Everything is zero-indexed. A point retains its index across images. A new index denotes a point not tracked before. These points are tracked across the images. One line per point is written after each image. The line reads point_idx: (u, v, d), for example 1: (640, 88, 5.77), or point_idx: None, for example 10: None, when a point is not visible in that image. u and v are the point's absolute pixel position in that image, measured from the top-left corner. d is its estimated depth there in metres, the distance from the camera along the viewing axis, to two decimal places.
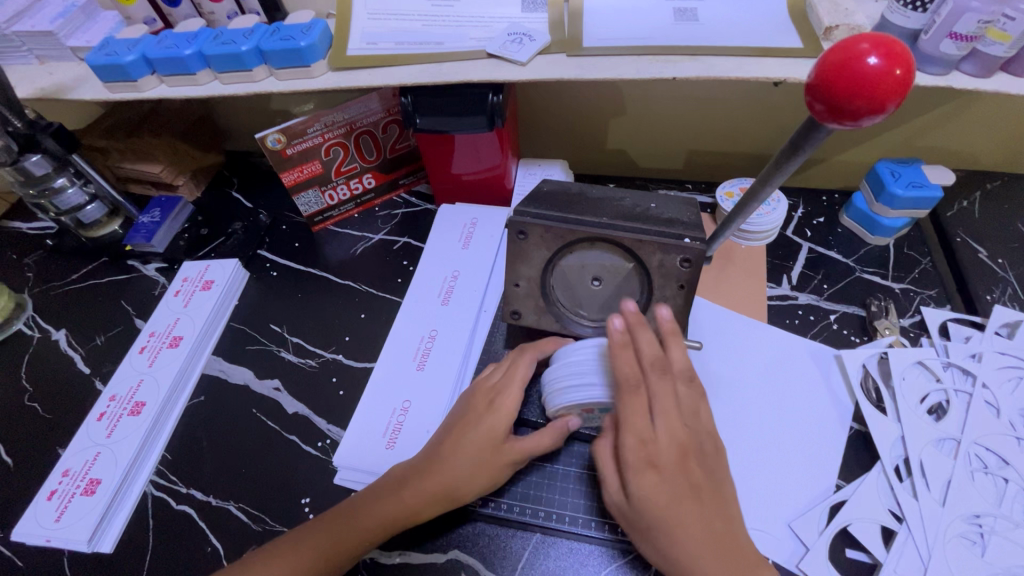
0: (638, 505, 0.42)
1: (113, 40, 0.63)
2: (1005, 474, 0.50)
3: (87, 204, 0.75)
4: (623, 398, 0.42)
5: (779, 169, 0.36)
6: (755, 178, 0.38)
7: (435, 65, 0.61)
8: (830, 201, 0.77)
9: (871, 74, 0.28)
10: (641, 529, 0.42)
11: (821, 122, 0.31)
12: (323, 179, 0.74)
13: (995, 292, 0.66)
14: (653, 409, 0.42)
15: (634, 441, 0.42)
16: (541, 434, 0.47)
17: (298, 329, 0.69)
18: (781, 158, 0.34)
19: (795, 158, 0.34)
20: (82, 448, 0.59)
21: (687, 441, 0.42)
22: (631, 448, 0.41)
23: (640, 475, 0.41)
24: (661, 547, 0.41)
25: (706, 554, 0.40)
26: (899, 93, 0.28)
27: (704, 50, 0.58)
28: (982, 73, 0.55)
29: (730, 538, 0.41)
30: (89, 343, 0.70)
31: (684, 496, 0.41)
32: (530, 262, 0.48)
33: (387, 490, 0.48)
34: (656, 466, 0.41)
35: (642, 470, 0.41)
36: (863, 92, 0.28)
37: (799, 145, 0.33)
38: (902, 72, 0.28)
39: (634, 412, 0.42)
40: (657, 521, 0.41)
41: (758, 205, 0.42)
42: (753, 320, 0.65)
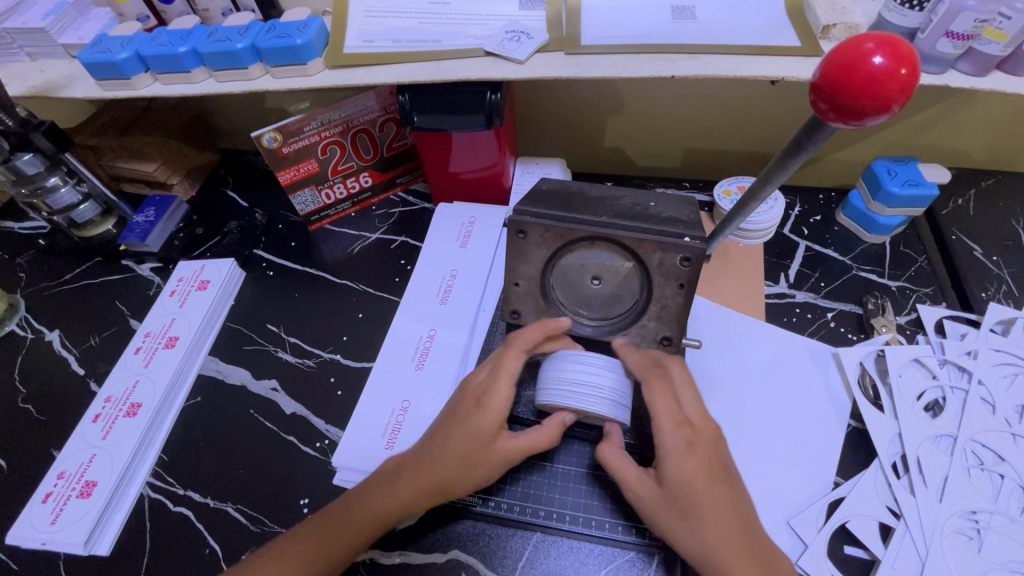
0: (672, 488, 0.44)
1: (106, 37, 0.63)
2: (1001, 470, 0.51)
3: (80, 203, 0.74)
4: (654, 382, 0.46)
5: (780, 168, 0.36)
6: (757, 177, 0.38)
7: (433, 63, 0.61)
8: (827, 199, 0.77)
9: (878, 73, 0.27)
10: (674, 513, 0.44)
11: (822, 122, 0.30)
12: (319, 178, 0.74)
13: (990, 289, 0.66)
14: (682, 397, 0.46)
15: (671, 425, 0.45)
16: (534, 432, 0.47)
17: (295, 329, 0.69)
18: (783, 156, 0.34)
19: (797, 157, 0.34)
20: (78, 449, 0.58)
21: (711, 433, 0.46)
22: (670, 431, 0.45)
23: (680, 459, 0.44)
24: (694, 530, 0.43)
25: (735, 534, 0.43)
26: (903, 94, 0.28)
27: (703, 48, 0.58)
28: (978, 71, 0.55)
29: (749, 525, 0.44)
30: (83, 344, 0.69)
31: (714, 478, 0.44)
32: (530, 261, 0.48)
33: (382, 482, 0.48)
34: (693, 448, 0.44)
35: (680, 453, 0.44)
36: (867, 89, 0.28)
37: (802, 144, 0.33)
38: (905, 73, 0.28)
39: (662, 398, 0.46)
40: (693, 500, 0.43)
41: (759, 205, 0.41)
42: (750, 318, 0.65)
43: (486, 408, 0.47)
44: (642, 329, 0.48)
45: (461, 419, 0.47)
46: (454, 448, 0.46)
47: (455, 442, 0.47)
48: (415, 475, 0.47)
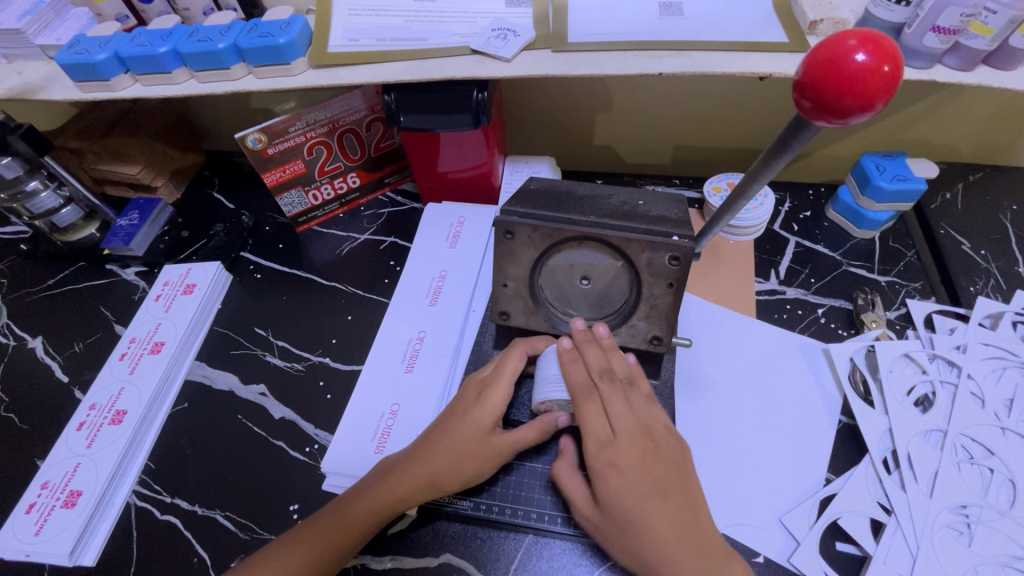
0: (607, 509, 0.42)
1: (84, 37, 0.61)
2: (991, 464, 0.51)
3: (63, 207, 0.73)
4: (585, 403, 0.44)
5: (767, 166, 0.35)
6: (744, 175, 0.37)
7: (418, 62, 0.60)
8: (816, 195, 0.77)
9: (859, 70, 0.27)
10: (614, 535, 0.42)
11: (806, 121, 0.30)
12: (306, 179, 0.73)
13: (979, 283, 0.67)
14: (610, 413, 0.44)
15: (595, 444, 0.43)
16: (524, 428, 0.47)
17: (283, 332, 0.68)
18: (770, 154, 0.34)
19: (783, 156, 0.33)
20: (62, 458, 0.57)
21: (647, 445, 0.43)
22: (593, 451, 0.43)
23: (607, 481, 0.42)
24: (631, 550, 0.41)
25: (674, 550, 0.40)
26: (886, 90, 0.27)
27: (690, 45, 0.58)
28: (964, 66, 0.55)
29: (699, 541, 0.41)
30: (67, 351, 0.68)
31: (650, 495, 0.41)
32: (518, 262, 0.47)
33: (372, 483, 0.47)
34: (620, 467, 0.42)
35: (608, 472, 0.42)
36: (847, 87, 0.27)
37: (788, 142, 0.33)
38: (889, 70, 0.27)
39: (592, 417, 0.44)
40: (625, 523, 0.41)
41: (746, 203, 0.41)
42: (741, 315, 0.65)
43: (475, 411, 0.47)
44: (632, 329, 0.48)
45: (454, 420, 0.47)
46: (444, 452, 0.46)
47: (445, 446, 0.46)
48: (405, 478, 0.46)
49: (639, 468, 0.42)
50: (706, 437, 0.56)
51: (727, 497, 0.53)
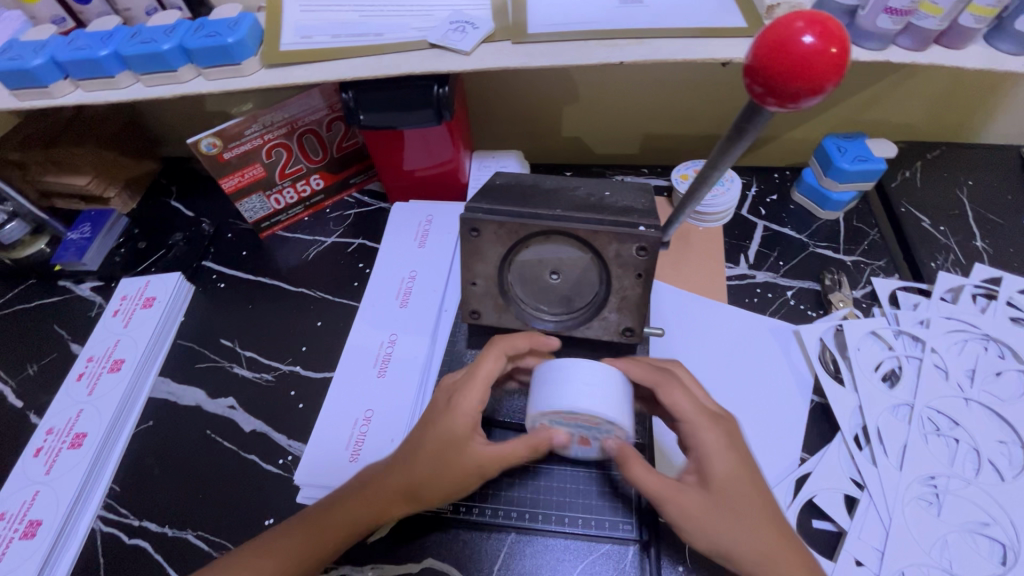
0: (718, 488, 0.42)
1: (18, 42, 0.58)
2: (956, 434, 0.52)
3: (6, 223, 0.71)
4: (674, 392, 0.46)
5: (725, 152, 0.35)
6: (704, 163, 0.37)
7: (375, 58, 0.58)
8: (782, 178, 0.78)
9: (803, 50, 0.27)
10: (715, 515, 0.41)
11: (759, 106, 0.30)
12: (267, 183, 0.71)
13: (939, 259, 0.68)
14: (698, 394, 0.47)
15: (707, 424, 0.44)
16: (514, 442, 0.45)
17: (251, 342, 0.66)
18: (726, 142, 0.34)
19: (741, 141, 0.33)
20: (19, 487, 0.55)
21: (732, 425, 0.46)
22: (707, 428, 0.44)
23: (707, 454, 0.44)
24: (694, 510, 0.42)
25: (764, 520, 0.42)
26: (834, 73, 0.27)
27: (650, 33, 0.57)
28: (917, 46, 0.56)
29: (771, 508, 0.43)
30: (21, 374, 0.65)
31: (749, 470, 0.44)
32: (486, 259, 0.46)
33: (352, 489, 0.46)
34: (730, 442, 0.44)
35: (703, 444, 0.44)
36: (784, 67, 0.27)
37: (745, 128, 0.32)
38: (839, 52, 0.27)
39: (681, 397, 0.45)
40: (739, 494, 0.42)
41: (709, 191, 0.41)
42: (713, 301, 0.65)
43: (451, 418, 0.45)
44: (604, 321, 0.47)
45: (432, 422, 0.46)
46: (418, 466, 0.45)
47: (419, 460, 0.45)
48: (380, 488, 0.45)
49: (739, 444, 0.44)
50: None
51: None
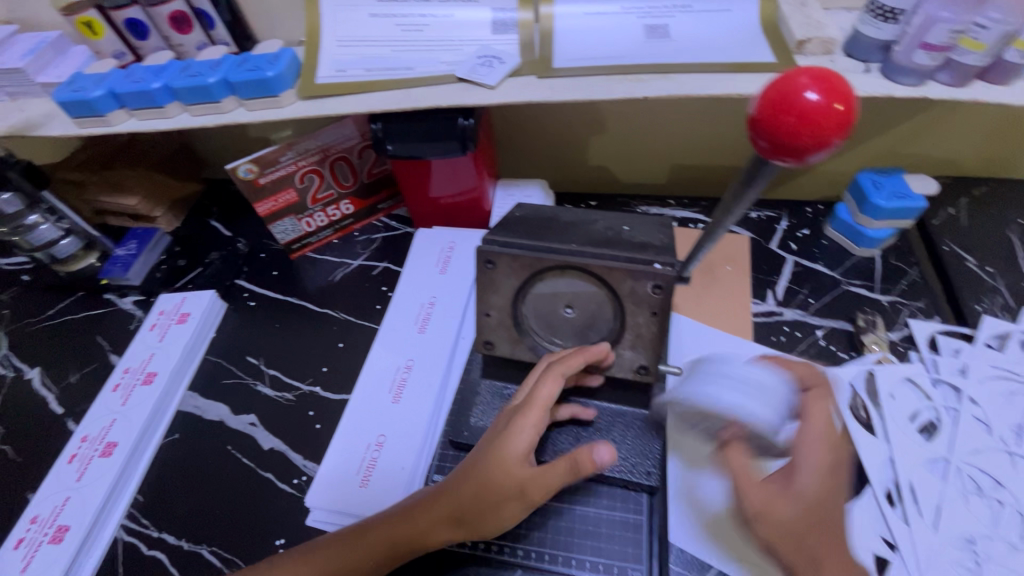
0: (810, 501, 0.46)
1: (82, 75, 0.63)
2: (999, 496, 0.49)
3: (62, 239, 0.74)
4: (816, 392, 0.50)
5: (740, 197, 0.36)
6: (719, 204, 0.38)
7: (404, 91, 0.60)
8: (815, 212, 0.76)
9: (812, 109, 0.27)
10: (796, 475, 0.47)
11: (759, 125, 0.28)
12: (299, 208, 0.73)
13: (985, 302, 0.64)
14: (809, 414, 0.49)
15: (822, 429, 0.48)
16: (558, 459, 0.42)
17: (275, 360, 0.68)
18: (739, 186, 0.35)
19: (761, 179, 0.33)
20: (52, 492, 0.57)
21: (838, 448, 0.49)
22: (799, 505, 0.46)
23: (819, 467, 0.47)
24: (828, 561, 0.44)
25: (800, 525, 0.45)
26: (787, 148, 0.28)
27: (675, 68, 0.58)
28: (959, 83, 0.54)
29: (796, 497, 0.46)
30: (63, 382, 0.68)
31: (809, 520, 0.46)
32: (500, 291, 0.47)
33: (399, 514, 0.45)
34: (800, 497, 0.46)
35: (823, 454, 0.48)
36: (818, 132, 0.27)
37: (757, 172, 0.33)
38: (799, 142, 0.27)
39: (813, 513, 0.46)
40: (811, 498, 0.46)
41: (732, 223, 0.40)
42: (736, 337, 0.63)
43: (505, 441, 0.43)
44: (618, 358, 0.47)
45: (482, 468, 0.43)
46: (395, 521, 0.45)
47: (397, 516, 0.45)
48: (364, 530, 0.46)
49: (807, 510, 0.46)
50: None
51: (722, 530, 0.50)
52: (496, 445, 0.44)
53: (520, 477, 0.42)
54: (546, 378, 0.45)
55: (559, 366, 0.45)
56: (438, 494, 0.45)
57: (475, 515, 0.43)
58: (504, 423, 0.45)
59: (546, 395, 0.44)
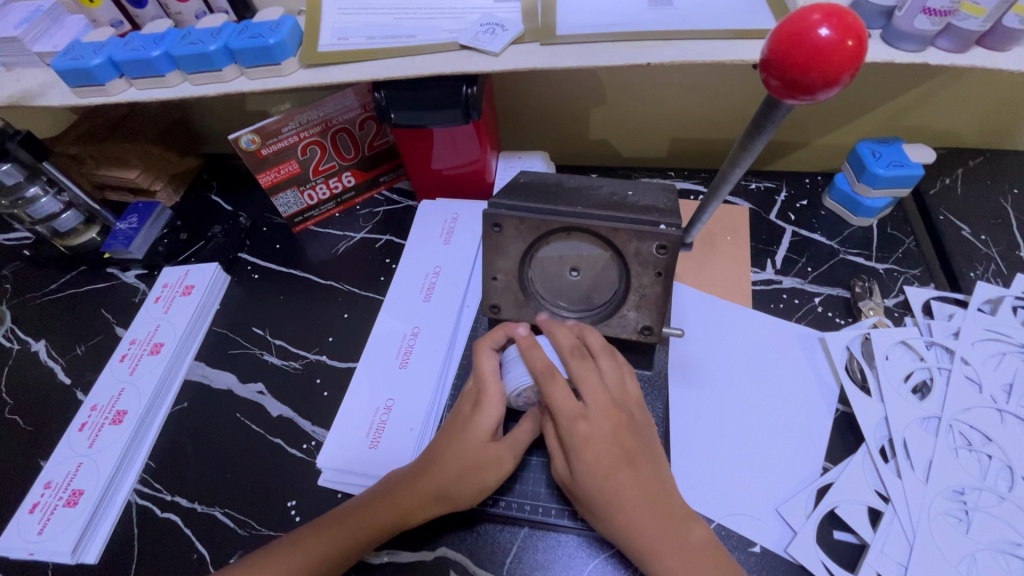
0: (582, 480, 0.44)
1: (79, 43, 0.62)
2: (989, 450, 0.51)
3: (62, 213, 0.74)
4: (552, 381, 0.44)
5: (747, 149, 0.38)
6: (726, 159, 0.40)
7: (407, 58, 0.60)
8: (813, 183, 0.77)
9: (824, 44, 0.29)
10: (583, 496, 0.45)
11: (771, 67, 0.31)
12: (301, 179, 0.73)
13: (978, 269, 0.65)
14: (580, 387, 0.44)
15: (571, 422, 0.43)
16: (525, 425, 0.48)
17: (281, 331, 0.68)
18: (747, 137, 0.37)
19: (770, 128, 0.35)
20: (65, 458, 0.58)
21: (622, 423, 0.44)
22: (649, 518, 0.43)
23: (581, 451, 0.43)
24: (624, 519, 0.43)
25: (648, 527, 0.43)
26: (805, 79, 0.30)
27: (677, 35, 0.57)
28: (957, 48, 0.54)
29: (665, 496, 0.45)
30: (69, 354, 0.69)
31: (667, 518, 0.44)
32: (507, 255, 0.48)
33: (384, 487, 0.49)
34: (656, 502, 0.44)
35: (581, 448, 0.43)
36: (831, 66, 0.29)
37: (767, 122, 0.35)
38: (813, 74, 0.30)
39: (659, 536, 0.43)
40: (603, 491, 0.43)
41: (742, 174, 0.41)
42: (736, 304, 0.65)
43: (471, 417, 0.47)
44: (623, 319, 0.48)
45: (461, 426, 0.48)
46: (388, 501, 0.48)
47: (384, 492, 0.49)
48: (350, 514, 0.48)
49: (655, 511, 0.44)
50: (702, 427, 0.56)
51: (722, 485, 0.52)
52: (474, 423, 0.47)
53: (495, 449, 0.47)
54: (484, 354, 0.48)
55: (488, 340, 0.49)
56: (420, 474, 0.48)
57: (453, 481, 0.46)
58: (469, 404, 0.49)
59: (492, 368, 0.48)
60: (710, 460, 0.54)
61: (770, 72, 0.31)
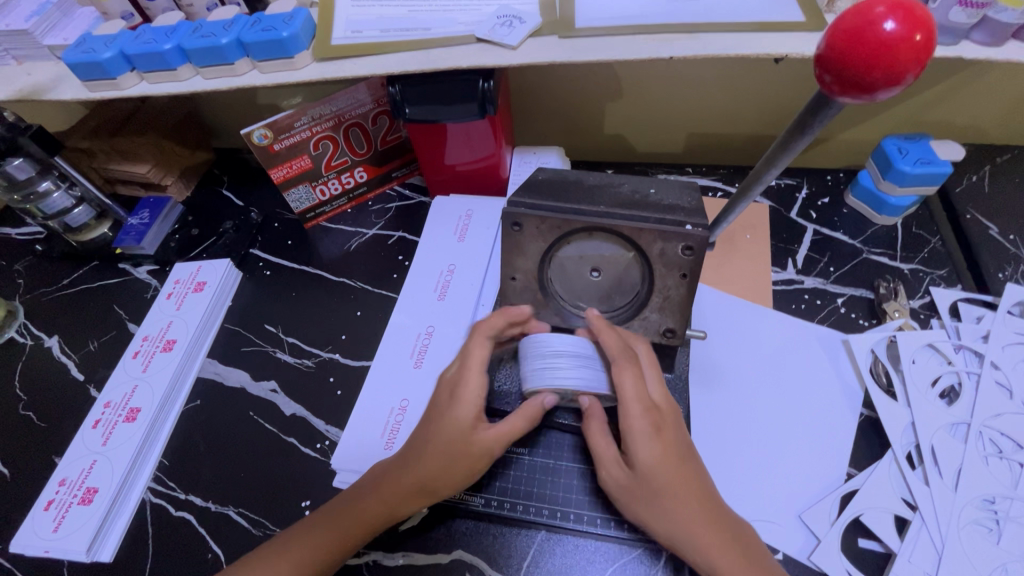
0: (646, 475, 0.43)
1: (90, 36, 0.62)
2: (1020, 458, 0.49)
3: (74, 207, 0.73)
4: (623, 364, 0.44)
5: (784, 148, 0.37)
6: (761, 159, 0.39)
7: (423, 52, 0.59)
8: (835, 181, 0.75)
9: (890, 38, 0.27)
10: (640, 494, 0.44)
11: (826, 63, 0.30)
12: (313, 175, 0.72)
13: (1007, 270, 0.64)
14: (645, 376, 0.45)
15: (642, 410, 0.44)
16: (513, 419, 0.47)
17: (294, 329, 0.68)
18: (786, 136, 0.35)
19: (812, 127, 0.33)
20: (79, 456, 0.58)
21: (676, 417, 0.46)
22: (702, 520, 0.43)
23: (653, 442, 0.43)
24: (683, 516, 0.43)
25: (705, 525, 0.43)
26: (870, 74, 0.28)
27: (701, 27, 0.56)
28: (993, 41, 0.51)
29: (715, 496, 0.45)
30: (83, 350, 0.69)
31: (719, 517, 0.44)
32: (526, 254, 0.47)
33: (374, 479, 0.48)
34: (708, 501, 0.44)
35: (650, 437, 0.43)
36: (894, 63, 0.28)
37: (809, 121, 0.33)
38: (877, 71, 0.28)
39: (717, 539, 0.42)
40: (662, 485, 0.43)
41: (776, 173, 0.40)
42: (757, 304, 0.63)
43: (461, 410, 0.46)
44: (644, 321, 0.47)
45: (440, 415, 0.47)
46: (384, 493, 0.47)
47: (374, 484, 0.48)
48: (345, 507, 0.47)
49: (708, 510, 0.44)
50: (723, 430, 0.55)
51: (742, 490, 0.51)
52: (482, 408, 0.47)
53: (500, 448, 0.46)
54: (475, 341, 0.47)
55: (482, 328, 0.47)
56: (411, 464, 0.47)
57: (459, 469, 0.46)
58: (448, 393, 0.48)
59: (479, 359, 0.47)
60: (731, 465, 0.53)
61: (827, 65, 0.29)
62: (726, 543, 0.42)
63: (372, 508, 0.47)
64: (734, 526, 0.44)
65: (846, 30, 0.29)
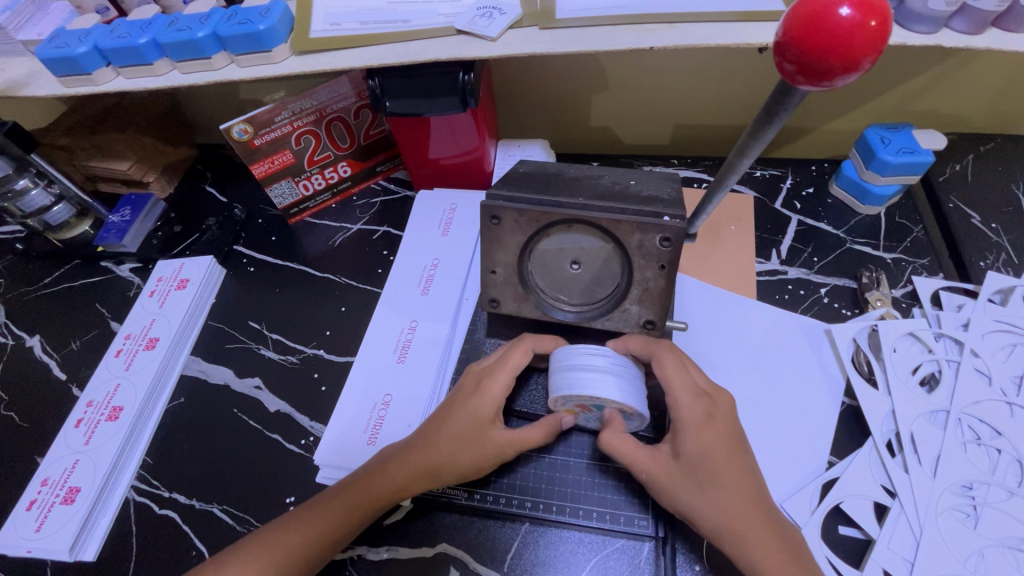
0: (690, 462, 0.44)
1: (63, 30, 0.60)
2: (998, 444, 0.50)
3: (54, 205, 0.73)
4: (661, 355, 0.46)
5: (756, 138, 0.37)
6: (734, 149, 0.39)
7: (402, 44, 0.58)
8: (820, 171, 0.75)
9: (846, 25, 0.27)
10: (689, 484, 0.43)
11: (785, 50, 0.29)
12: (295, 170, 0.72)
13: (988, 258, 0.64)
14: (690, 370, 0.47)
15: (689, 398, 0.45)
16: (531, 429, 0.48)
17: (278, 325, 0.68)
18: (757, 125, 0.35)
19: (781, 117, 0.33)
20: (60, 456, 0.58)
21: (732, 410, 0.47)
22: (745, 511, 0.42)
23: (699, 429, 0.44)
24: (730, 505, 0.42)
25: (754, 517, 0.42)
26: (829, 61, 0.28)
27: (681, 17, 0.55)
28: (973, 29, 0.51)
29: (760, 489, 0.44)
30: (65, 349, 0.68)
31: (761, 510, 0.43)
32: (506, 247, 0.47)
33: (374, 463, 0.49)
34: (756, 495, 0.44)
35: (700, 425, 0.44)
36: (851, 51, 0.28)
37: (779, 110, 0.33)
38: (836, 59, 0.28)
39: (760, 531, 0.42)
40: (713, 471, 0.43)
41: (750, 163, 0.40)
42: (741, 295, 0.63)
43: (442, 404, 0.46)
44: (624, 314, 0.48)
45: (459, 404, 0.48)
46: (373, 479, 0.48)
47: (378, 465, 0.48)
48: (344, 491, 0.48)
49: (754, 504, 0.43)
50: None
51: None
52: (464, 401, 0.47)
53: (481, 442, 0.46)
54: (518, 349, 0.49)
55: (527, 341, 0.50)
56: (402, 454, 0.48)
57: (444, 459, 0.47)
58: (473, 381, 0.50)
59: (515, 364, 0.48)
60: None
61: (785, 52, 0.29)
62: (768, 535, 0.42)
63: (373, 490, 0.47)
64: (775, 522, 0.43)
65: (805, 17, 0.28)
